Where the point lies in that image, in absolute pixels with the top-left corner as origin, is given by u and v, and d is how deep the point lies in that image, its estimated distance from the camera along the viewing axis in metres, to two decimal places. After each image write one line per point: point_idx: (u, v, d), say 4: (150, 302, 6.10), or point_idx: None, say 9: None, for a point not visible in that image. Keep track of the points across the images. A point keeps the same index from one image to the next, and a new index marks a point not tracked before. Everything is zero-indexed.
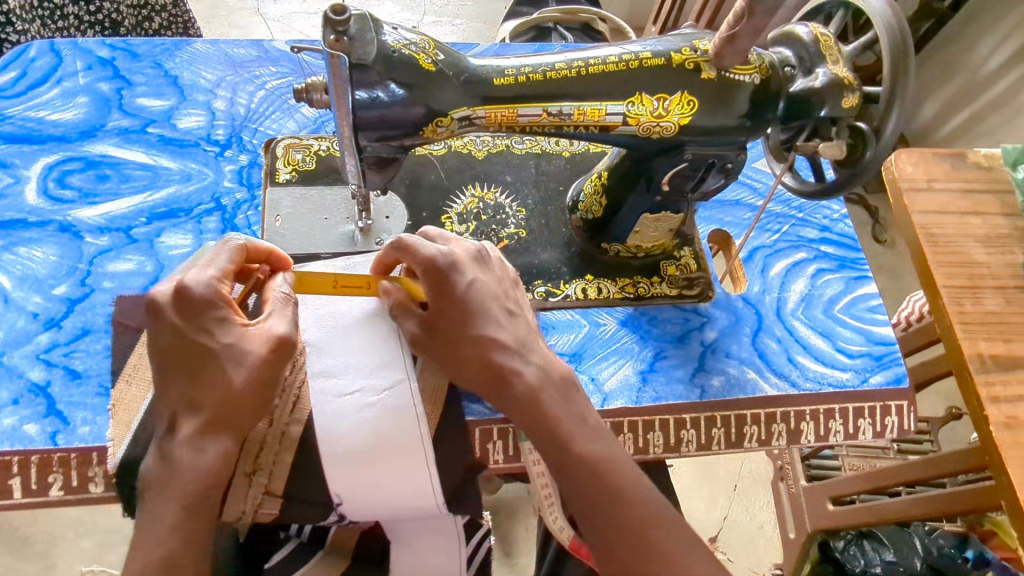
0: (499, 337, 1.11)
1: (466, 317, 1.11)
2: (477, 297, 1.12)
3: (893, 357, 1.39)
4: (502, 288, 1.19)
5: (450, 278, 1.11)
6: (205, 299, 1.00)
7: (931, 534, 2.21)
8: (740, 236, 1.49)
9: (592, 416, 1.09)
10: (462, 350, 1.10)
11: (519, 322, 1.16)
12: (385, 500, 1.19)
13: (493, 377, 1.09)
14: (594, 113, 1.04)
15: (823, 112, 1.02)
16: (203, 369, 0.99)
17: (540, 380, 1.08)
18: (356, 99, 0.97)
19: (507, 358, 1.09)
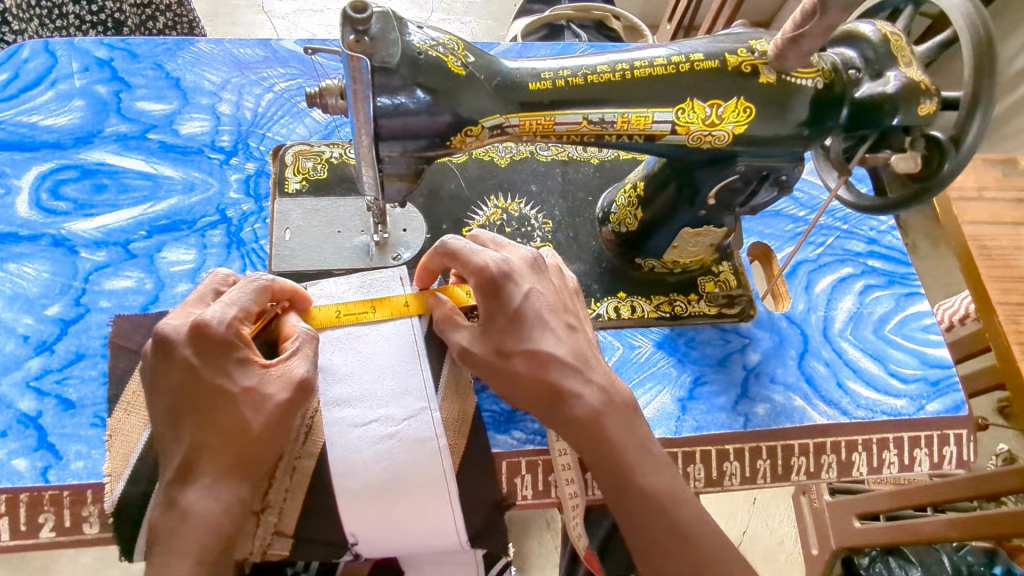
0: (557, 353, 1.01)
1: (518, 330, 1.02)
2: (533, 310, 1.03)
3: (950, 381, 1.29)
4: (562, 299, 1.09)
5: (502, 289, 1.03)
6: (226, 339, 0.94)
7: (960, 551, 2.11)
8: (781, 249, 1.39)
9: (656, 443, 1.00)
10: (514, 368, 1.01)
11: (581, 338, 1.06)
12: (405, 540, 1.09)
13: (548, 397, 1.00)
14: (639, 121, 0.95)
15: (895, 120, 0.92)
16: (218, 411, 0.92)
17: (602, 403, 0.99)
18: (378, 105, 0.87)
19: (565, 377, 1.00)
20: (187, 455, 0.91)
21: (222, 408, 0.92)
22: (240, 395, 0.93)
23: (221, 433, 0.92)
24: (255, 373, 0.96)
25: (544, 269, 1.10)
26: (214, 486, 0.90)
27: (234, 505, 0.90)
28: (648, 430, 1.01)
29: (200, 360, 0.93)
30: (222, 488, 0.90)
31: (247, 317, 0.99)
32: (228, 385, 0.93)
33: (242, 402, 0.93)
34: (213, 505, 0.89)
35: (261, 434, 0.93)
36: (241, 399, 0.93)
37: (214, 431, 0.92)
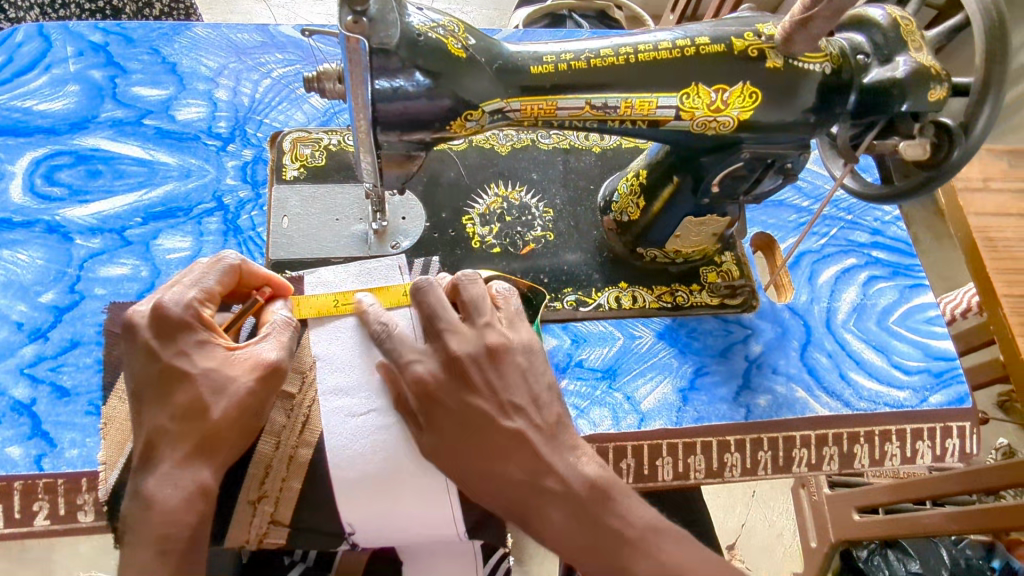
0: (507, 465, 0.94)
1: (459, 444, 0.96)
2: (474, 419, 0.96)
3: (955, 373, 1.27)
4: (510, 387, 0.99)
5: (438, 401, 0.98)
6: (182, 320, 0.97)
7: (958, 545, 2.13)
8: (785, 240, 1.37)
9: (632, 526, 0.89)
10: (466, 482, 0.97)
11: (533, 435, 0.96)
12: (402, 530, 1.08)
13: (512, 510, 0.94)
14: (644, 105, 0.93)
15: (904, 106, 0.90)
16: (179, 394, 0.94)
17: (564, 510, 0.91)
18: (376, 89, 0.85)
19: (523, 489, 0.93)
20: (150, 440, 0.93)
21: (183, 391, 0.94)
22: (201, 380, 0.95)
23: (180, 416, 0.93)
24: (217, 356, 0.98)
25: (484, 352, 1.01)
26: (170, 472, 0.90)
27: (196, 493, 0.90)
28: (622, 510, 0.91)
29: (162, 343, 0.97)
30: (180, 474, 0.91)
31: (208, 299, 1.01)
32: (188, 368, 0.95)
33: (204, 385, 0.95)
34: (173, 492, 0.89)
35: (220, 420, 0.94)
36: (203, 382, 0.95)
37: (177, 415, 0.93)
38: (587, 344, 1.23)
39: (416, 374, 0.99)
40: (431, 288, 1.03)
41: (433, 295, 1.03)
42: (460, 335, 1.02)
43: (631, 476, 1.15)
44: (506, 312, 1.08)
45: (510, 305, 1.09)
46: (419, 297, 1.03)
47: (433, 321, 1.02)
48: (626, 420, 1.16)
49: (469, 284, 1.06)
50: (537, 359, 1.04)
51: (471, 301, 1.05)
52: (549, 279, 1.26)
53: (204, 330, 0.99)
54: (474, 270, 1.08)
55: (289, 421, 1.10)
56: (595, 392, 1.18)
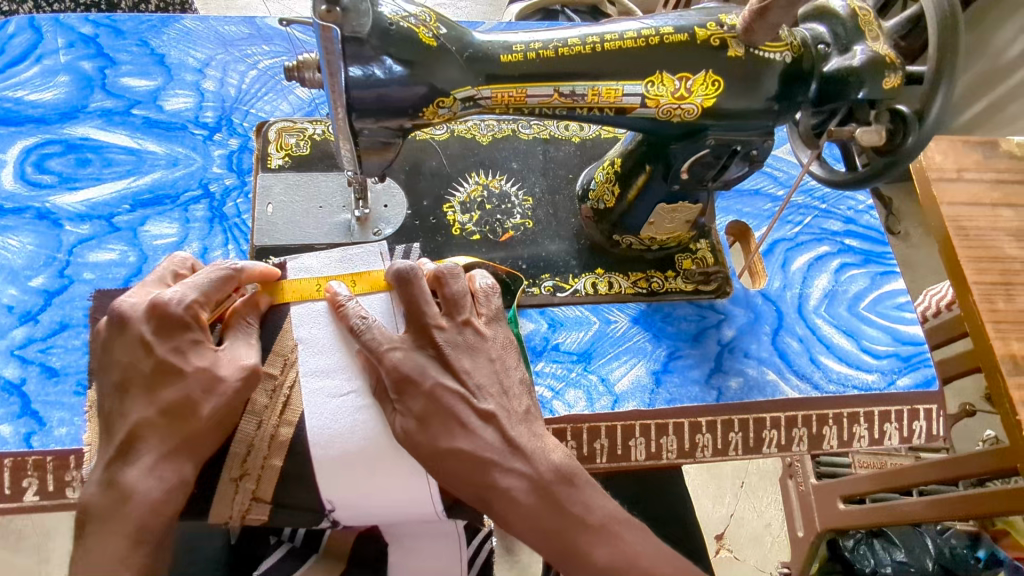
0: (477, 446, 0.98)
1: (429, 425, 0.99)
2: (446, 403, 1.00)
3: (922, 357, 1.31)
4: (481, 376, 1.05)
5: (415, 383, 1.01)
6: (182, 319, 1.02)
7: (943, 535, 2.15)
8: (759, 228, 1.40)
9: (593, 513, 0.95)
10: (430, 463, 0.98)
11: (503, 421, 1.01)
12: (380, 507, 1.12)
13: (474, 491, 0.97)
14: (610, 93, 0.96)
15: (861, 94, 0.93)
16: (167, 389, 0.99)
17: (529, 491, 0.95)
18: (350, 76, 0.89)
19: (488, 470, 0.96)
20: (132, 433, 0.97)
21: (170, 387, 0.99)
22: (191, 379, 1.00)
23: (166, 412, 0.99)
24: (208, 356, 1.03)
25: (460, 344, 1.06)
26: (154, 465, 0.96)
27: None
28: (582, 498, 0.97)
29: (159, 337, 1.01)
30: (164, 467, 0.97)
31: (206, 300, 1.05)
32: (181, 365, 1.01)
33: (192, 384, 1.00)
34: (155, 485, 0.95)
35: (205, 419, 1.00)
36: (193, 380, 1.00)
37: (165, 411, 0.99)
38: (563, 328, 1.26)
39: (394, 361, 1.02)
40: (415, 279, 1.05)
41: (416, 287, 1.05)
42: (440, 328, 1.05)
43: (605, 455, 1.19)
44: (487, 310, 1.12)
45: (491, 303, 1.13)
46: (402, 287, 1.05)
47: (412, 312, 1.05)
48: (601, 401, 1.20)
49: (451, 280, 1.08)
50: (509, 356, 1.10)
51: (454, 296, 1.07)
52: (527, 265, 1.30)
53: (200, 330, 1.03)
54: (456, 265, 1.11)
55: (269, 402, 1.12)
56: (571, 374, 1.22)
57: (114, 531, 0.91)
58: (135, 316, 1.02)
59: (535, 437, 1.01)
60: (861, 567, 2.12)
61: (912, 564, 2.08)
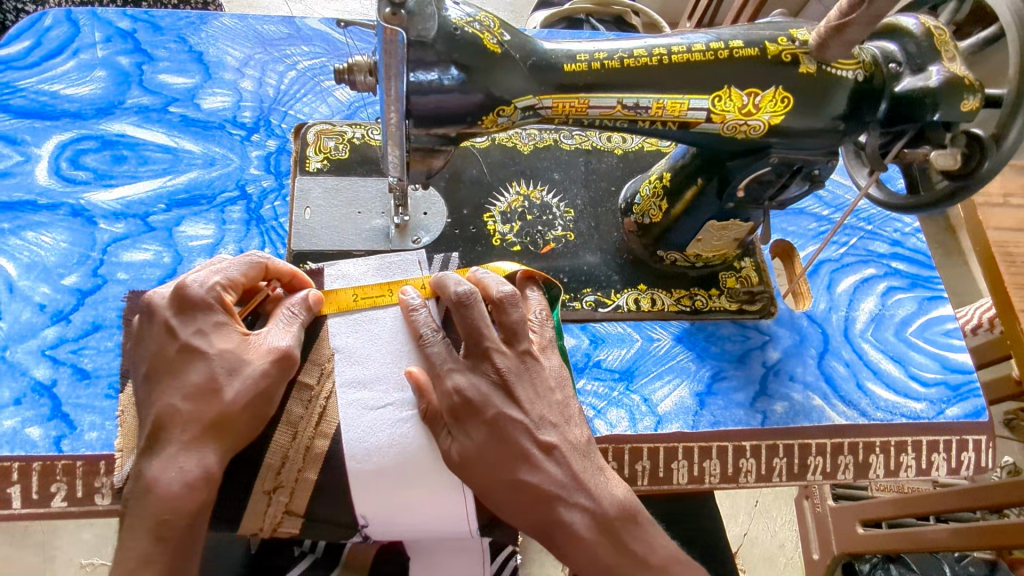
0: (541, 479, 0.93)
1: (494, 454, 0.94)
2: (508, 433, 0.95)
3: (972, 387, 1.27)
4: (545, 406, 1.01)
5: (476, 410, 0.97)
6: (206, 301, 0.99)
7: (960, 562, 2.07)
8: (804, 247, 1.38)
9: (656, 554, 0.93)
10: (493, 492, 0.94)
11: (566, 452, 0.97)
12: (416, 524, 1.08)
13: (538, 526, 0.93)
14: (675, 107, 0.93)
15: (936, 116, 0.90)
16: (191, 370, 0.96)
17: (593, 528, 0.92)
18: (413, 81, 0.86)
19: (552, 503, 0.92)
20: (159, 426, 0.93)
21: (194, 366, 0.96)
22: (217, 360, 0.97)
23: (205, 417, 0.94)
24: (233, 338, 1.00)
25: (522, 374, 1.02)
26: (176, 454, 0.91)
27: (201, 480, 0.90)
28: (645, 537, 0.94)
29: (182, 321, 0.98)
30: (186, 457, 0.91)
31: (231, 285, 1.03)
32: (204, 346, 0.97)
33: (215, 364, 0.96)
34: (175, 476, 0.89)
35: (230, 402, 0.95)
36: (216, 361, 0.97)
37: (194, 399, 0.94)
38: (605, 345, 1.23)
39: (455, 385, 0.99)
40: (478, 303, 1.02)
41: (478, 312, 1.02)
42: (501, 354, 1.01)
43: (646, 478, 1.15)
44: (540, 339, 1.10)
45: (544, 332, 1.10)
46: (460, 311, 1.02)
47: (472, 338, 1.01)
48: (644, 422, 1.16)
49: (512, 308, 1.03)
50: (566, 386, 1.07)
51: (517, 324, 1.03)
52: (568, 278, 1.26)
53: (224, 313, 1.00)
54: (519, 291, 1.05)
55: (305, 413, 1.09)
56: (613, 393, 1.19)
57: (136, 536, 0.87)
58: (161, 303, 1.00)
59: (598, 472, 0.98)
60: None
61: None
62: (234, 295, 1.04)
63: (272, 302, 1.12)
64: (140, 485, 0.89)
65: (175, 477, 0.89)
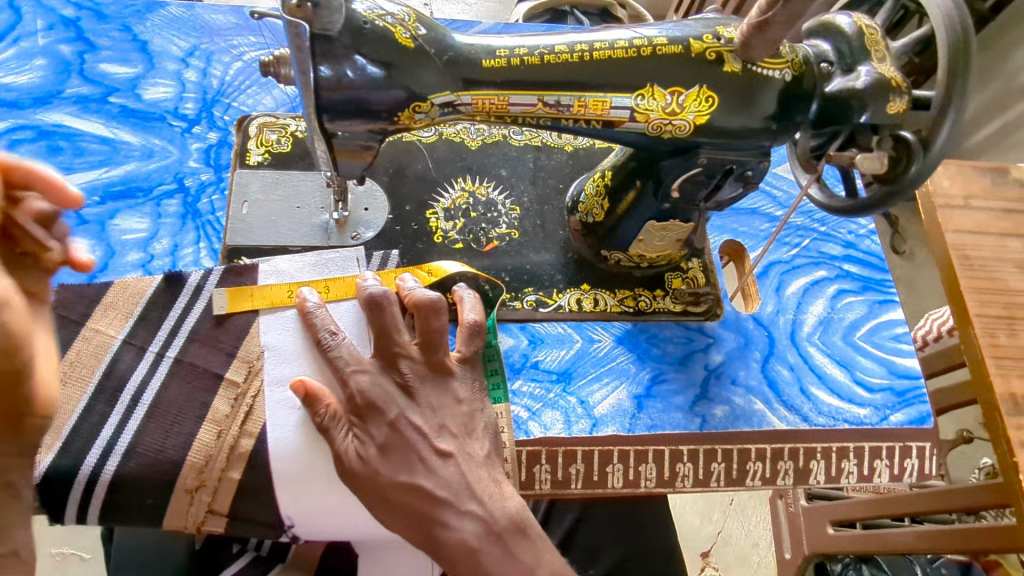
0: (434, 484, 0.97)
1: (390, 456, 0.98)
2: (408, 435, 0.99)
3: (918, 393, 1.25)
4: (447, 414, 1.03)
5: (379, 410, 1.00)
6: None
7: (934, 562, 2.04)
8: (754, 249, 1.35)
9: (542, 568, 0.96)
10: (384, 496, 0.97)
11: (462, 462, 1.00)
12: (342, 525, 1.07)
13: (422, 531, 0.96)
14: (597, 105, 0.90)
15: (862, 117, 0.88)
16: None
17: (481, 537, 0.95)
18: (319, 76, 0.83)
19: (441, 509, 0.96)
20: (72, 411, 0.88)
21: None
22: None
23: None
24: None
25: (428, 380, 1.05)
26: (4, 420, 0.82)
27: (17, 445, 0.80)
28: (534, 550, 0.97)
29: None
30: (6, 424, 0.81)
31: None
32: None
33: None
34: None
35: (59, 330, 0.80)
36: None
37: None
38: (544, 345, 1.21)
39: (358, 386, 1.01)
40: (389, 307, 1.04)
41: (389, 315, 1.04)
42: (409, 359, 1.04)
43: (580, 482, 1.13)
44: (464, 349, 1.09)
45: (472, 344, 1.10)
46: (375, 312, 1.04)
47: (387, 337, 1.03)
48: (579, 425, 1.15)
49: (433, 315, 1.04)
50: (476, 399, 1.07)
51: (433, 332, 1.04)
52: (510, 277, 1.24)
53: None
54: (442, 298, 1.05)
55: (231, 412, 1.08)
56: (548, 395, 1.17)
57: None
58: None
59: (493, 484, 1.00)
60: None
61: None
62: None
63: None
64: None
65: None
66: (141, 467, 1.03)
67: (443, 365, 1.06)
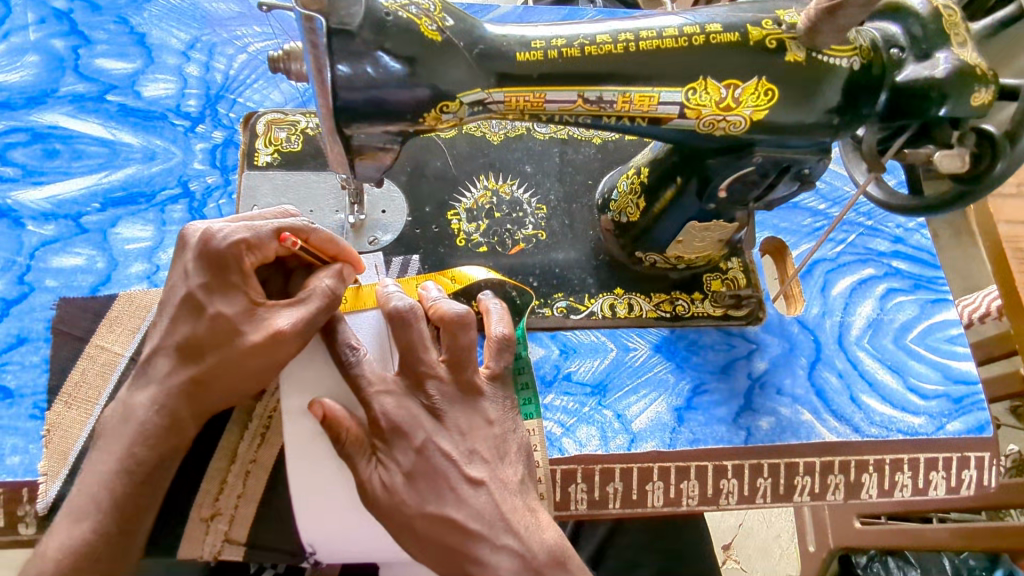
0: (466, 515, 0.90)
1: (418, 485, 0.91)
2: (436, 463, 0.92)
3: (976, 399, 1.17)
4: (477, 437, 0.96)
5: (404, 434, 0.92)
6: (223, 256, 0.88)
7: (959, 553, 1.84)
8: (797, 246, 1.27)
9: None
10: (412, 528, 0.90)
11: (495, 490, 0.93)
12: (368, 552, 1.01)
13: (454, 564, 0.90)
14: (643, 100, 0.82)
15: (941, 111, 0.80)
16: (180, 327, 0.89)
17: (519, 573, 0.88)
18: (337, 75, 0.75)
19: (476, 542, 0.89)
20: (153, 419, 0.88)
21: (190, 322, 0.89)
22: (212, 348, 0.88)
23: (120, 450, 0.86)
24: (239, 302, 0.89)
25: (457, 401, 0.97)
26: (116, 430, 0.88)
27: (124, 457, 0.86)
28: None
29: (207, 274, 0.88)
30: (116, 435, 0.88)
31: (257, 247, 0.89)
32: (205, 304, 0.88)
33: (209, 332, 0.88)
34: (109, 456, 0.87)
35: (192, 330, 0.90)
36: (209, 324, 0.88)
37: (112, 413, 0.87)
38: (576, 355, 1.14)
39: (382, 408, 0.93)
40: (414, 323, 0.95)
41: (415, 332, 0.95)
42: (436, 379, 0.96)
43: (618, 501, 1.07)
44: (493, 365, 1.02)
45: (502, 358, 1.02)
46: (401, 328, 0.95)
47: (413, 356, 0.95)
48: (616, 441, 1.08)
49: (462, 331, 0.96)
50: (508, 420, 1.01)
51: (461, 349, 0.96)
52: (538, 282, 1.16)
53: (237, 275, 0.89)
54: (470, 312, 0.97)
55: (247, 433, 1.02)
56: (583, 409, 1.10)
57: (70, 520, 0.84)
58: (190, 237, 0.91)
59: (528, 513, 0.93)
60: None
61: None
62: (261, 256, 0.90)
63: (303, 264, 0.98)
64: (65, 512, 0.85)
65: (92, 503, 0.83)
66: None
67: (472, 384, 0.98)
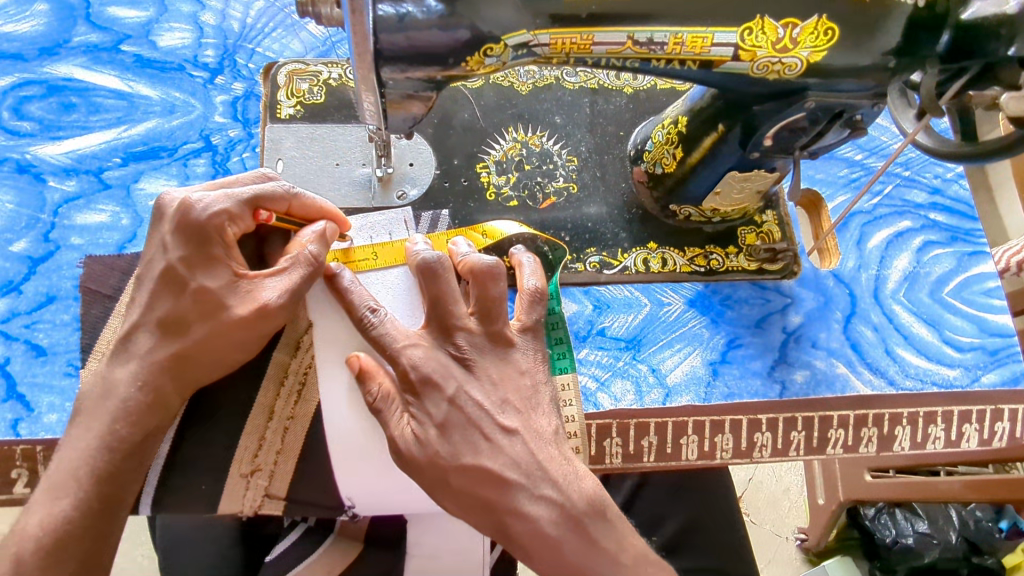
0: (503, 465, 0.89)
1: (450, 436, 0.90)
2: (471, 414, 0.91)
3: (1011, 351, 1.16)
4: (509, 387, 0.95)
5: (437, 385, 0.91)
6: (204, 227, 0.86)
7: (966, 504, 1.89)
8: (833, 198, 1.24)
9: (626, 551, 0.89)
10: (446, 480, 0.90)
11: (529, 440, 0.92)
12: (404, 504, 1.01)
13: (493, 514, 0.89)
14: (695, 42, 0.80)
15: (1010, 50, 0.78)
16: (158, 304, 0.88)
17: (560, 523, 0.88)
18: (379, 15, 0.73)
19: (514, 493, 0.88)
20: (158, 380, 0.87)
21: (170, 298, 0.87)
22: (197, 322, 0.87)
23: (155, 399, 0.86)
24: (222, 276, 0.87)
25: (488, 351, 0.96)
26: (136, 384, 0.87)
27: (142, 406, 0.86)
28: (616, 533, 0.91)
29: (186, 247, 0.87)
30: (127, 392, 0.86)
31: (238, 218, 0.89)
32: (187, 278, 0.86)
33: (190, 306, 0.86)
34: (126, 412, 0.85)
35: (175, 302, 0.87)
36: (192, 299, 0.86)
37: (154, 367, 0.87)
38: (609, 310, 1.13)
39: (411, 361, 0.92)
40: (441, 274, 0.94)
41: (443, 283, 0.94)
42: (466, 331, 0.95)
43: (652, 454, 1.08)
44: (525, 317, 1.00)
45: (535, 312, 1.00)
46: (429, 280, 0.94)
47: (441, 309, 0.94)
48: (651, 395, 1.08)
49: (491, 282, 0.94)
50: (539, 370, 0.99)
51: (492, 300, 0.94)
52: (570, 236, 1.14)
53: (220, 247, 0.87)
54: (499, 263, 0.95)
55: (284, 390, 1.02)
56: (617, 363, 1.10)
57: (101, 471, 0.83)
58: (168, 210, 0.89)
59: (566, 462, 0.93)
60: (881, 538, 1.86)
61: (935, 536, 1.83)
62: (243, 227, 0.90)
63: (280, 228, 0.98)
64: (106, 464, 0.84)
65: None
66: (194, 449, 0.98)
67: (504, 335, 0.96)
